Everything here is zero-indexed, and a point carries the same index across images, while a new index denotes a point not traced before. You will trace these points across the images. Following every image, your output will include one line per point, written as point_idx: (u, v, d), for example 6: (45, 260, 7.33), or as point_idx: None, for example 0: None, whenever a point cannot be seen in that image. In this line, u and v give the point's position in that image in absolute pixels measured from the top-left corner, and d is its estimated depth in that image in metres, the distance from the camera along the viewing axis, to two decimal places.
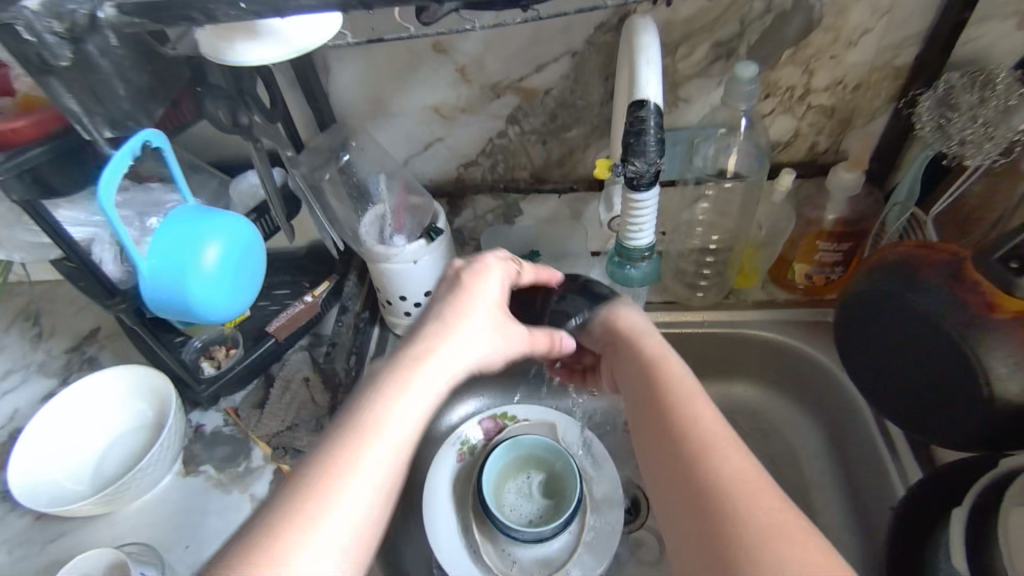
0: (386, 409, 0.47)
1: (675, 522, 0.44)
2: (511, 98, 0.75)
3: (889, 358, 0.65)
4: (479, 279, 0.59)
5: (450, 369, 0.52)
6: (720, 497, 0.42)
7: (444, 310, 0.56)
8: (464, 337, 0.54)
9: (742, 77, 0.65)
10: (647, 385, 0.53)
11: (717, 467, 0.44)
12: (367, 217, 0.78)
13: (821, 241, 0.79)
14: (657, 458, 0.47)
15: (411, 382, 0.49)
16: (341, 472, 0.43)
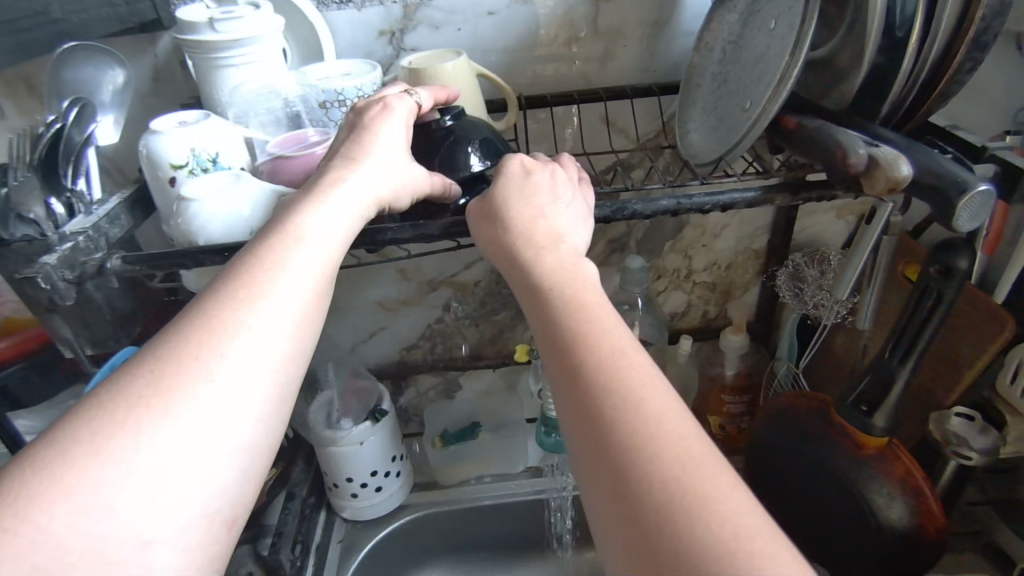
0: (272, 273, 0.41)
1: (616, 526, 0.29)
2: (444, 291, 0.89)
3: (795, 498, 0.74)
4: (385, 116, 0.53)
5: (338, 206, 0.47)
6: (660, 504, 0.28)
7: (343, 154, 0.51)
8: (374, 166, 0.50)
9: (632, 267, 0.80)
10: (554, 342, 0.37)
11: (658, 452, 0.30)
12: (315, 404, 0.85)
13: (726, 395, 0.91)
14: (570, 422, 0.33)
15: (297, 239, 0.44)
16: (205, 365, 0.36)
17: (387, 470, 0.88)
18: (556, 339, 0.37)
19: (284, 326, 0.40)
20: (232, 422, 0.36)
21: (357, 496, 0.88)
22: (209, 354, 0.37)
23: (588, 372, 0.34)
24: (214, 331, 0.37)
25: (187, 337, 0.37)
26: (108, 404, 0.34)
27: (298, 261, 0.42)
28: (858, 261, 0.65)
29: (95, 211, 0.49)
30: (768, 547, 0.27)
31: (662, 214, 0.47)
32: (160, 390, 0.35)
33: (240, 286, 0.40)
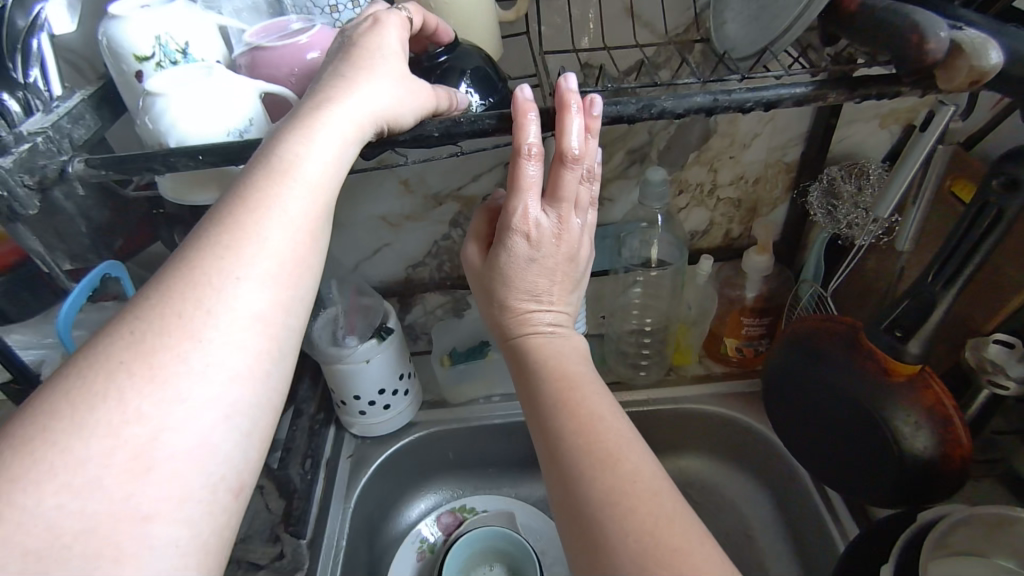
0: (257, 227, 0.38)
1: (584, 553, 0.38)
2: (451, 206, 0.84)
3: (814, 423, 0.71)
4: (378, 32, 0.46)
5: (330, 124, 0.41)
6: (634, 555, 0.35)
7: (334, 73, 0.44)
8: (369, 83, 0.44)
9: (652, 179, 0.74)
10: (544, 420, 0.46)
11: (629, 511, 0.37)
12: (320, 320, 0.83)
13: (744, 317, 0.87)
14: (558, 472, 0.42)
15: (282, 165, 0.39)
16: (192, 327, 0.34)
17: (395, 388, 0.87)
18: (541, 393, 0.47)
19: (275, 274, 0.37)
20: (226, 385, 0.34)
21: (365, 413, 0.87)
22: (195, 313, 0.34)
23: (576, 440, 0.42)
24: (199, 286, 0.35)
25: (169, 294, 0.35)
26: (87, 377, 0.32)
27: (290, 203, 0.39)
28: (906, 175, 0.59)
29: (54, 110, 0.45)
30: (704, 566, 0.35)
31: (695, 112, 0.42)
32: (145, 357, 0.33)
33: (223, 236, 0.37)
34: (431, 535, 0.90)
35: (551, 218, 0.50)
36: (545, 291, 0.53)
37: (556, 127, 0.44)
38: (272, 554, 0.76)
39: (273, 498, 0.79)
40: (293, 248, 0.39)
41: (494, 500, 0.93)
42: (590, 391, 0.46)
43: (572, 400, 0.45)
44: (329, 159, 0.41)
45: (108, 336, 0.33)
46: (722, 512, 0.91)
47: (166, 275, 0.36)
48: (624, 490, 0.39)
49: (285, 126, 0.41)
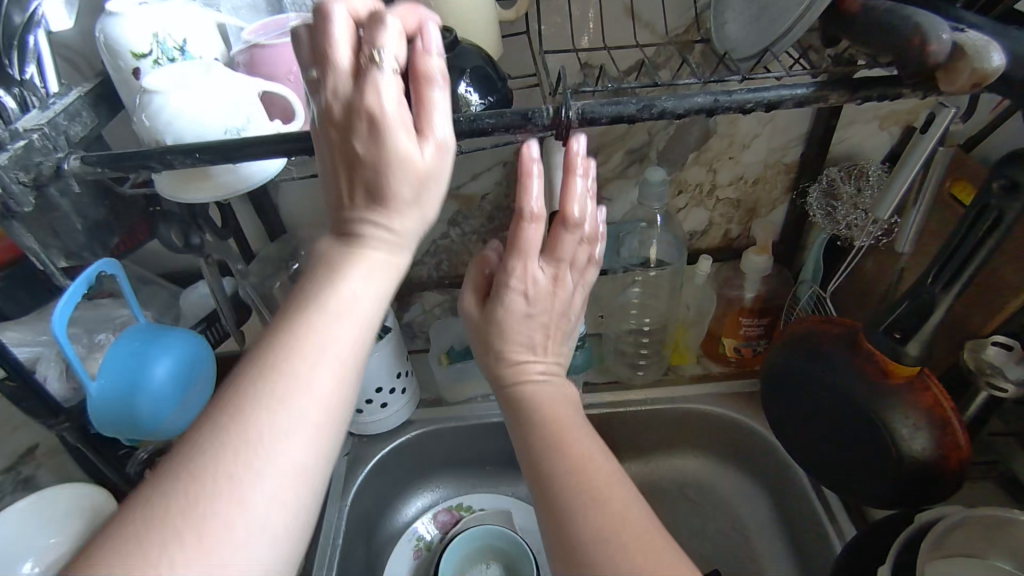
0: (305, 370, 0.37)
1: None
2: (449, 205, 0.84)
3: (811, 425, 0.71)
4: (382, 143, 0.40)
5: (369, 267, 0.42)
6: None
7: (347, 168, 0.42)
8: (398, 168, 0.41)
9: (652, 179, 0.74)
10: (543, 478, 0.45)
11: (615, 540, 0.38)
12: None
13: (743, 317, 0.87)
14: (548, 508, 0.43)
15: (322, 302, 0.39)
16: (237, 479, 0.33)
17: (391, 386, 0.87)
18: (537, 438, 0.48)
19: (315, 423, 0.36)
20: (265, 545, 0.33)
21: (362, 411, 0.87)
22: (240, 467, 0.34)
23: (567, 478, 0.43)
24: (244, 436, 0.34)
25: (210, 444, 0.34)
26: (133, 530, 0.31)
27: (337, 348, 0.38)
28: (906, 177, 0.59)
29: (51, 107, 0.45)
30: None
31: (696, 113, 0.42)
32: (189, 511, 0.32)
33: (270, 378, 0.36)
34: (427, 533, 0.90)
35: (547, 274, 0.54)
36: (538, 346, 0.55)
37: (562, 188, 0.49)
38: None
39: None
40: (335, 392, 0.38)
41: (490, 498, 0.93)
42: (586, 447, 0.46)
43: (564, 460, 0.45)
44: (368, 300, 0.41)
45: (162, 483, 0.32)
46: (718, 512, 0.92)
47: (218, 413, 0.35)
48: (612, 524, 0.39)
49: (323, 266, 0.41)
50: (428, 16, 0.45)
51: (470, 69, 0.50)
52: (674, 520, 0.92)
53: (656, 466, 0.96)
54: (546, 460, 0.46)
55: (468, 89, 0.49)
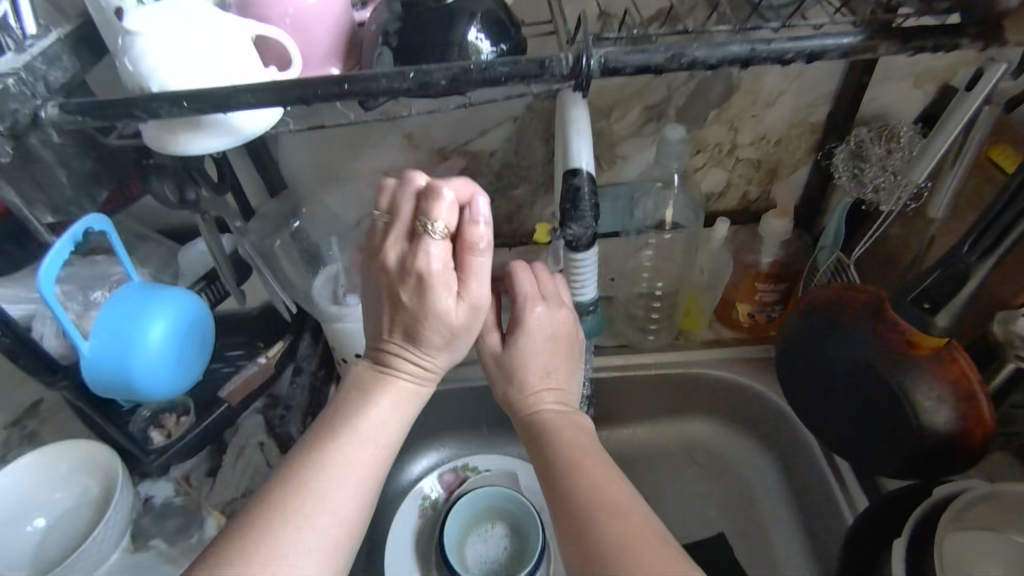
0: (335, 477, 0.47)
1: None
2: (457, 161, 0.80)
3: (828, 395, 0.69)
4: (426, 299, 0.51)
5: (396, 397, 0.53)
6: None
7: (391, 315, 0.53)
8: (439, 311, 0.51)
9: (670, 137, 0.70)
10: (567, 500, 0.48)
11: (637, 558, 0.42)
12: (320, 274, 0.79)
13: (760, 283, 0.84)
14: (574, 532, 0.46)
15: (352, 427, 0.50)
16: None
17: None
18: (560, 461, 0.52)
19: (333, 541, 0.46)
20: None
21: None
22: (277, 571, 0.42)
23: (590, 503, 0.47)
24: (280, 543, 0.43)
25: (250, 552, 0.42)
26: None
27: (362, 469, 0.48)
28: (945, 140, 0.55)
29: (29, 48, 0.42)
30: None
31: (729, 63, 0.38)
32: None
33: (302, 497, 0.45)
34: (432, 492, 0.87)
35: (552, 305, 0.60)
36: (553, 378, 0.59)
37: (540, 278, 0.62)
38: None
39: (275, 454, 0.81)
40: (354, 503, 0.47)
41: (497, 458, 0.90)
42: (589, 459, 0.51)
43: (572, 475, 0.50)
44: (391, 426, 0.52)
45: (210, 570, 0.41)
46: (724, 476, 0.91)
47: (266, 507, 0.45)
48: (633, 547, 0.43)
49: (363, 387, 0.53)
50: (476, 189, 0.53)
51: (479, 12, 0.46)
52: (680, 485, 0.92)
53: (662, 430, 0.95)
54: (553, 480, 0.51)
55: (477, 33, 0.46)
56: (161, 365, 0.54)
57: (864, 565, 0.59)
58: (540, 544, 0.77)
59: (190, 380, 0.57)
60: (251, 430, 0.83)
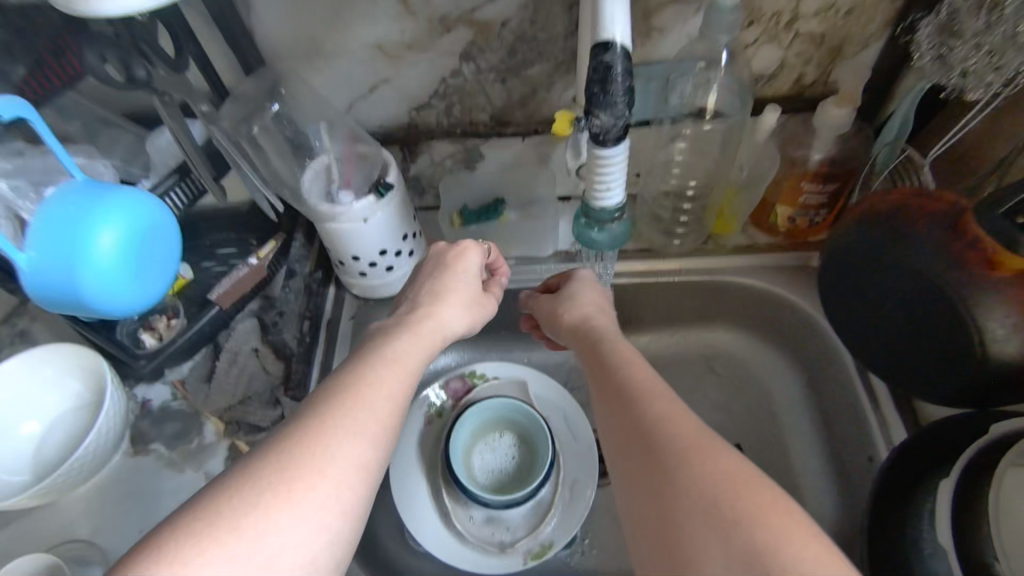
0: (373, 386, 0.51)
1: (643, 457, 0.52)
2: (462, 33, 0.68)
3: (879, 313, 0.62)
4: (463, 259, 0.66)
5: (414, 332, 0.58)
6: (685, 463, 0.50)
7: (429, 286, 0.64)
8: (466, 277, 0.65)
9: (722, 5, 0.57)
10: (614, 381, 0.61)
11: (678, 435, 0.52)
12: (310, 171, 0.72)
13: (806, 183, 0.74)
14: (622, 413, 0.57)
15: (382, 352, 0.54)
16: (327, 462, 0.45)
17: (398, 249, 0.78)
18: (595, 345, 0.66)
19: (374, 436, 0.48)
20: (332, 508, 0.43)
21: (366, 274, 0.79)
22: (330, 457, 0.45)
23: (638, 392, 0.58)
24: (331, 434, 0.46)
25: (305, 440, 0.46)
26: (252, 488, 0.42)
27: (396, 386, 0.52)
28: None
29: None
30: (734, 469, 0.49)
31: None
32: (289, 481, 0.43)
33: (350, 399, 0.49)
34: (438, 400, 0.82)
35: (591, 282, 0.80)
36: (595, 305, 0.71)
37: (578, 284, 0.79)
38: (272, 417, 0.72)
39: (270, 360, 0.75)
40: (390, 406, 0.51)
41: (506, 366, 0.84)
42: (626, 341, 0.65)
43: (605, 344, 0.66)
44: (413, 352, 0.56)
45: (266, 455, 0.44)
46: (745, 386, 0.86)
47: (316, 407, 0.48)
48: (677, 433, 0.52)
49: (396, 327, 0.58)
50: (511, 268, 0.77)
51: None
52: (699, 396, 0.87)
53: (682, 337, 0.89)
54: (587, 347, 0.67)
55: None
56: (116, 278, 0.48)
57: (908, 496, 0.55)
58: (549, 453, 0.74)
59: (158, 292, 0.52)
60: (244, 336, 0.77)
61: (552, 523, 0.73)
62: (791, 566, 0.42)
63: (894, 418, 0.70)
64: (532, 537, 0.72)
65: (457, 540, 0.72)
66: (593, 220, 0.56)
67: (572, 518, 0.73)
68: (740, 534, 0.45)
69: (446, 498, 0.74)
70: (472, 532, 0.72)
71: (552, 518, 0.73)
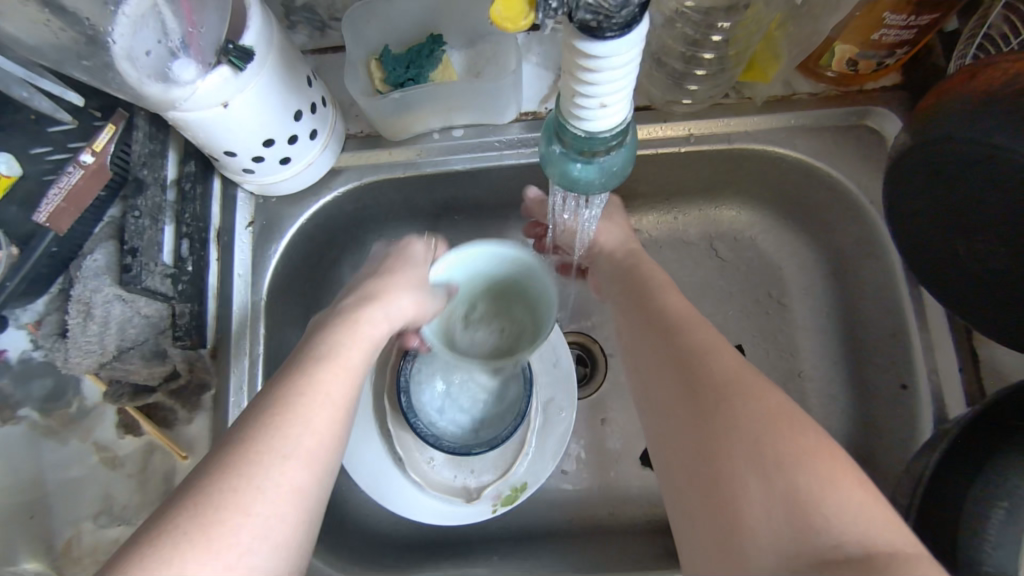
0: (310, 384, 0.43)
1: (670, 388, 0.43)
2: None
3: (979, 218, 0.44)
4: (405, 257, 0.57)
5: (355, 325, 0.49)
6: (719, 394, 0.39)
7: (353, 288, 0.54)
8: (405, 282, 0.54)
9: None
10: (646, 304, 0.50)
11: (714, 360, 0.42)
12: (122, 23, 0.45)
13: (888, 15, 0.49)
14: (648, 343, 0.47)
15: (318, 351, 0.46)
16: (257, 491, 0.38)
17: (292, 133, 0.55)
18: (619, 270, 0.57)
19: (313, 453, 0.41)
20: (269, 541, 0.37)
21: (254, 172, 0.57)
22: (259, 485, 0.38)
23: (666, 316, 0.48)
24: (262, 460, 0.39)
25: (234, 467, 0.38)
26: (194, 511, 0.36)
27: (336, 389, 0.44)
28: None
29: None
30: (766, 395, 0.39)
31: None
32: (211, 517, 0.36)
33: (284, 408, 0.41)
34: None
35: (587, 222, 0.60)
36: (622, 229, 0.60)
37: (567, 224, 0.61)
38: (162, 374, 0.57)
39: (141, 302, 0.55)
40: (333, 413, 0.43)
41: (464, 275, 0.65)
42: (665, 272, 0.54)
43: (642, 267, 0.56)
44: (358, 345, 0.47)
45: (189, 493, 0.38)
46: (755, 271, 0.69)
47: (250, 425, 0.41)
48: (709, 358, 0.42)
49: (333, 321, 0.49)
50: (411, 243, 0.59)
51: None
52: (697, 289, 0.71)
53: (682, 214, 0.70)
54: (621, 271, 0.56)
55: None
56: None
57: (959, 476, 0.45)
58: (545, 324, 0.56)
59: None
60: (95, 276, 0.54)
61: (529, 458, 0.61)
62: (835, 514, 0.33)
63: (946, 342, 0.54)
64: (506, 480, 0.61)
65: (416, 488, 0.61)
66: (575, 150, 0.36)
67: (549, 453, 0.62)
68: (782, 476, 0.35)
69: (397, 443, 0.61)
70: (433, 479, 0.61)
71: (525, 456, 0.61)
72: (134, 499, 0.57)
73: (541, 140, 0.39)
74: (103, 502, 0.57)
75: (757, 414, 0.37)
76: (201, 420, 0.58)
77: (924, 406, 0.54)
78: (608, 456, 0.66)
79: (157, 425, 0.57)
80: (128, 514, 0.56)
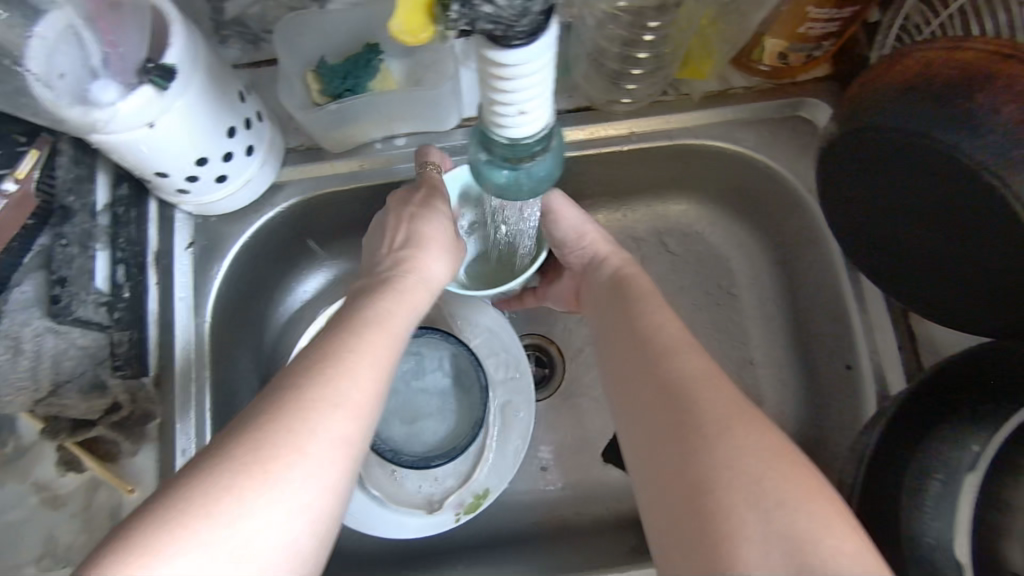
0: (363, 342, 0.41)
1: (655, 417, 0.41)
2: None
3: (914, 203, 0.45)
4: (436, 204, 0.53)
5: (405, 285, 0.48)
6: (713, 431, 0.38)
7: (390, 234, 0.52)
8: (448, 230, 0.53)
9: None
10: (632, 316, 0.49)
11: (705, 392, 0.40)
12: (34, 47, 0.43)
13: (811, 9, 0.50)
14: (628, 364, 0.45)
15: (369, 309, 0.44)
16: (307, 438, 0.37)
17: (226, 151, 0.53)
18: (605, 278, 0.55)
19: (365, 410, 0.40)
20: (315, 491, 0.37)
21: (188, 192, 0.55)
22: (313, 432, 0.37)
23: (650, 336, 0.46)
24: (316, 407, 0.38)
25: (285, 412, 0.37)
26: (245, 452, 0.36)
27: (387, 347, 0.42)
28: None
29: None
30: (767, 439, 0.38)
31: None
32: (261, 460, 0.36)
33: (337, 360, 0.40)
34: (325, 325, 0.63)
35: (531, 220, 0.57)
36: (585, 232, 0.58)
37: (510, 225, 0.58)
38: (102, 407, 0.54)
39: (77, 333, 0.52)
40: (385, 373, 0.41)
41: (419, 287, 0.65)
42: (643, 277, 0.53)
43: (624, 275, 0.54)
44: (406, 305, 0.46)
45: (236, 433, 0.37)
46: (704, 263, 0.70)
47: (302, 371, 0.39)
48: (701, 388, 0.41)
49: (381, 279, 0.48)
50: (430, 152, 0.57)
51: None
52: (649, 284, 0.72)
53: (630, 211, 0.70)
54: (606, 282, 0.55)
55: None
56: None
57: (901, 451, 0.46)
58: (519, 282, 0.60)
59: None
60: (21, 309, 0.50)
61: (487, 464, 0.61)
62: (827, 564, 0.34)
63: (886, 324, 0.56)
64: (467, 487, 0.60)
65: (376, 504, 0.59)
66: (501, 157, 0.36)
67: (508, 462, 0.61)
68: (782, 517, 0.35)
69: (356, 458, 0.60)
70: (391, 491, 0.60)
71: (485, 463, 0.61)
72: (78, 538, 0.54)
73: (469, 147, 0.39)
74: (45, 543, 0.54)
75: (752, 458, 0.37)
76: (146, 451, 0.56)
77: (868, 387, 0.56)
78: (570, 457, 0.66)
79: (99, 460, 0.55)
80: (73, 554, 0.54)
